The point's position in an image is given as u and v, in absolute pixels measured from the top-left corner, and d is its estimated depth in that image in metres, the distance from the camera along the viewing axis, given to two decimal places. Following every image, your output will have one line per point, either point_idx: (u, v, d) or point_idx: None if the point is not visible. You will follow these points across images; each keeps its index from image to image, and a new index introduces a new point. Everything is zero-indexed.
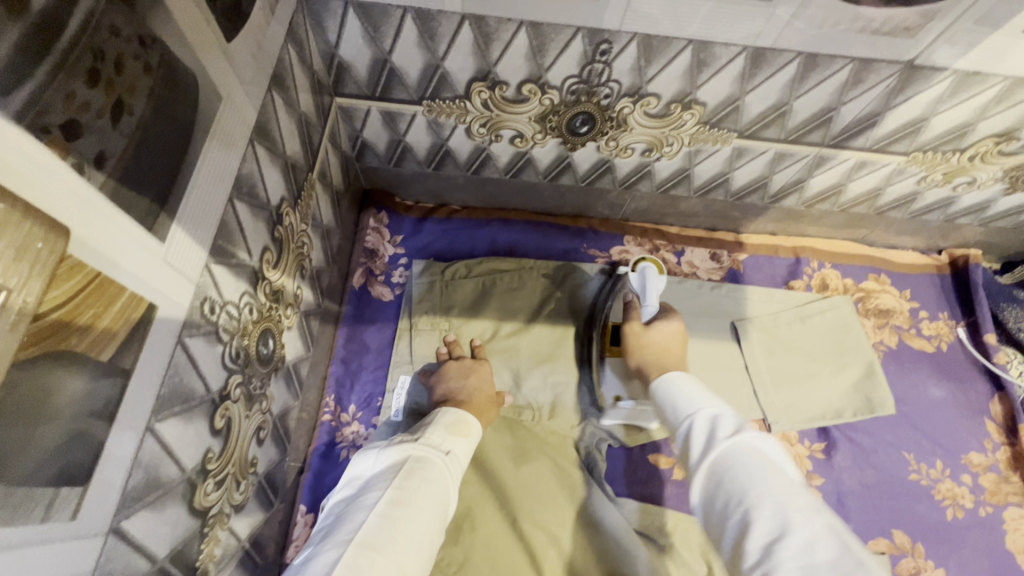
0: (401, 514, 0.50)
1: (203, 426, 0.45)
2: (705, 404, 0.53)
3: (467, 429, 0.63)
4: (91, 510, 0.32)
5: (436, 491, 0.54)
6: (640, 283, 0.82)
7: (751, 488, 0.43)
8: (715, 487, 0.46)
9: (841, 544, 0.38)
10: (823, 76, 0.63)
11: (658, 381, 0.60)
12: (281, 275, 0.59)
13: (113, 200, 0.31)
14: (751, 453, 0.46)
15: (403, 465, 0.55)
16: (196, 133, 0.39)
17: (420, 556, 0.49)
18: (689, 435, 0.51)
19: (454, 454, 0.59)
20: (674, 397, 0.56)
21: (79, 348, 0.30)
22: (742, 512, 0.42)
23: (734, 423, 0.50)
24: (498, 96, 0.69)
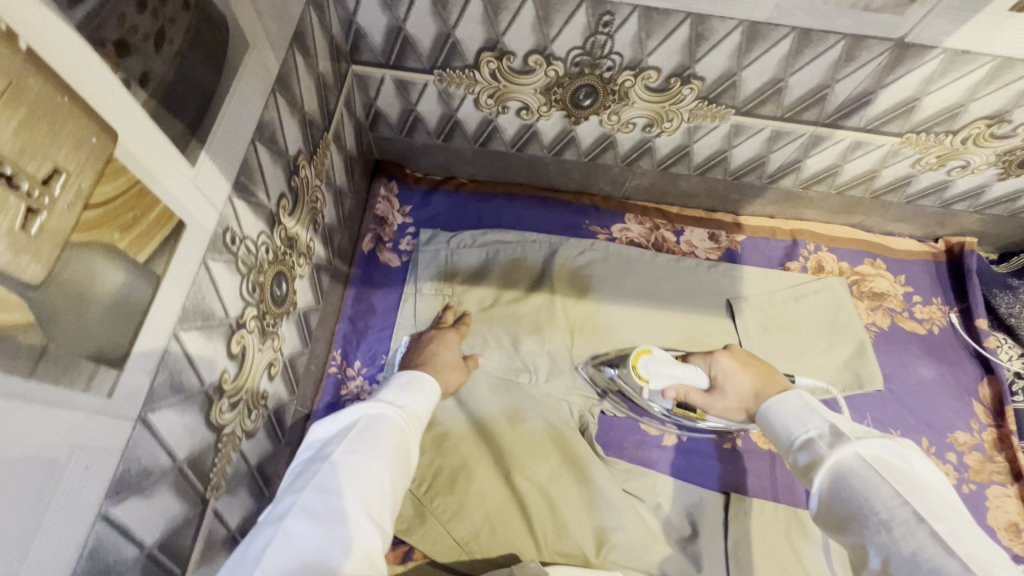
0: (356, 459, 0.54)
1: (221, 347, 0.49)
2: (806, 428, 0.60)
3: (422, 386, 0.67)
4: (125, 393, 0.36)
5: (389, 439, 0.57)
6: (664, 376, 0.77)
7: (860, 507, 0.50)
8: (829, 507, 0.53)
9: (947, 551, 0.43)
10: (816, 52, 0.66)
11: (760, 407, 0.67)
12: (295, 223, 0.63)
13: (154, 118, 0.35)
14: (852, 469, 0.52)
15: (358, 418, 0.58)
16: (224, 72, 0.43)
17: (380, 497, 0.52)
18: (801, 462, 0.58)
19: (407, 408, 0.63)
20: (779, 421, 0.63)
21: (121, 244, 0.34)
22: (857, 529, 0.50)
23: (832, 441, 0.56)
24: (506, 66, 0.73)
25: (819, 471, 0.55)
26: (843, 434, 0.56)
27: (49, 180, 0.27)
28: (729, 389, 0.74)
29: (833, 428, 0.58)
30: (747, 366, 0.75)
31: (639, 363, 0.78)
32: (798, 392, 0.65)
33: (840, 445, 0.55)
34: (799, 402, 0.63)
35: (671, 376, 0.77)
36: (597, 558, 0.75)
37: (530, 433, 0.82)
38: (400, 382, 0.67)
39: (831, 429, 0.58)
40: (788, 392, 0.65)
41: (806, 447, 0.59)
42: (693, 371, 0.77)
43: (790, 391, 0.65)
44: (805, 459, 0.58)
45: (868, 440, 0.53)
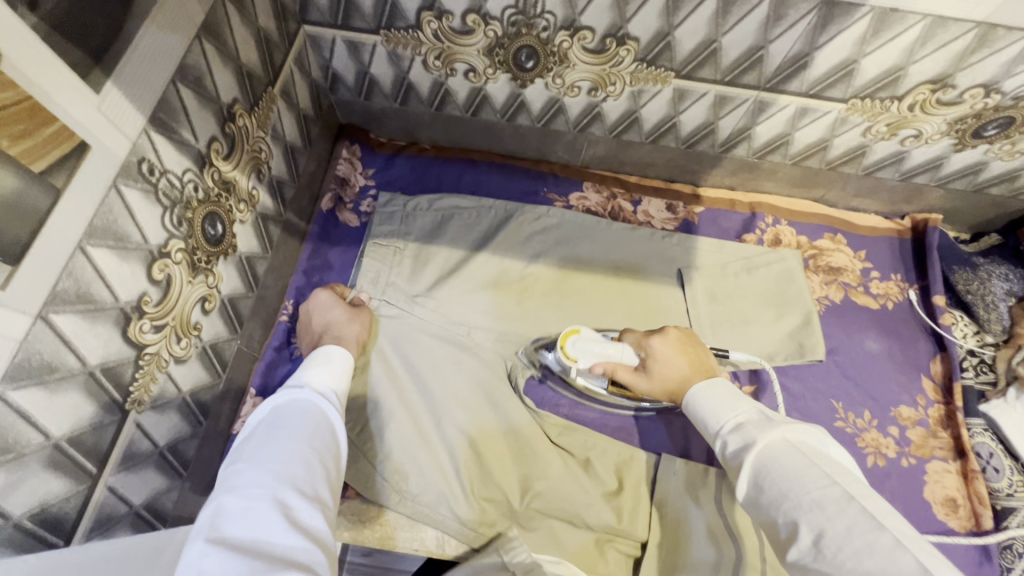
0: (270, 449, 0.57)
1: (139, 270, 0.53)
2: (735, 415, 0.66)
3: (326, 358, 0.74)
4: (22, 289, 0.41)
5: (299, 424, 0.62)
6: (592, 354, 0.79)
7: (792, 487, 0.55)
8: (758, 490, 0.58)
9: (874, 522, 0.49)
10: (743, 10, 0.66)
11: (687, 399, 0.73)
12: (232, 168, 0.67)
13: (46, 41, 0.39)
14: (784, 452, 0.58)
15: (269, 415, 0.62)
16: (133, 11, 0.47)
17: (308, 468, 0.57)
18: (729, 448, 0.64)
19: (312, 386, 0.69)
20: (709, 411, 0.69)
21: (12, 150, 0.38)
22: (790, 508, 0.54)
23: (760, 427, 0.63)
24: (447, 27, 0.75)
25: (749, 454, 0.60)
26: (770, 419, 0.63)
27: None
28: (659, 373, 0.75)
29: (757, 417, 0.65)
30: (682, 356, 0.76)
31: (568, 344, 0.80)
32: (722, 386, 0.71)
33: (769, 430, 0.61)
34: (723, 391, 0.71)
35: (601, 355, 0.79)
36: (522, 505, 0.80)
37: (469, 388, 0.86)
38: (308, 364, 0.73)
39: (757, 416, 0.65)
40: (712, 384, 0.72)
41: (733, 433, 0.65)
42: (625, 351, 0.79)
43: (717, 381, 0.73)
44: (733, 447, 0.64)
45: (793, 427, 0.61)
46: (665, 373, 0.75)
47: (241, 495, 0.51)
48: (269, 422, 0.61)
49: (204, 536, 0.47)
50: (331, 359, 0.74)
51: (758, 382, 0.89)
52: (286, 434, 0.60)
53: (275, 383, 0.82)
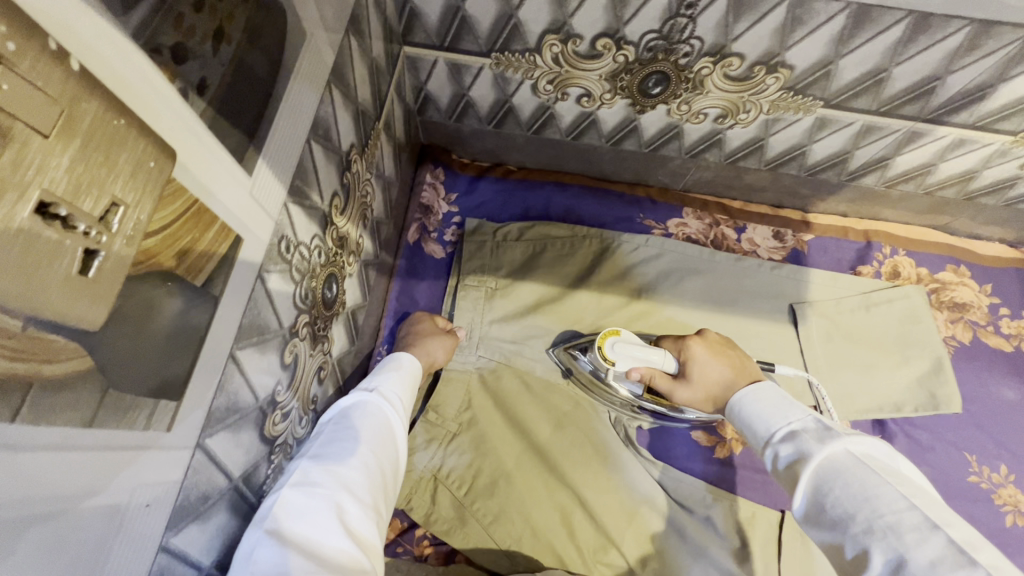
0: (332, 447, 0.51)
1: (275, 358, 0.47)
2: (787, 421, 0.53)
3: (396, 362, 0.66)
4: (184, 423, 0.34)
5: (362, 423, 0.54)
6: (627, 360, 0.69)
7: (860, 508, 0.43)
8: (818, 510, 0.46)
9: (967, 560, 0.37)
10: (933, 39, 0.57)
11: (732, 401, 0.59)
12: (346, 222, 0.60)
13: (211, 129, 0.32)
14: (852, 469, 0.45)
15: (337, 411, 0.56)
16: (282, 71, 0.40)
17: (370, 478, 0.50)
18: (781, 460, 0.50)
19: (384, 384, 0.61)
20: (755, 416, 0.56)
21: (179, 269, 0.31)
22: (858, 531, 0.42)
23: (821, 437, 0.49)
24: (571, 51, 0.66)
25: (808, 471, 0.47)
26: (830, 426, 0.50)
27: (106, 217, 0.24)
28: (701, 380, 0.65)
29: (816, 422, 0.52)
30: (724, 358, 0.66)
31: (604, 347, 0.70)
32: (770, 386, 0.58)
33: (830, 439, 0.48)
34: (774, 394, 0.57)
35: (638, 359, 0.69)
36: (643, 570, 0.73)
37: (573, 441, 0.80)
38: (388, 362, 0.67)
39: (815, 423, 0.52)
40: (761, 386, 0.59)
41: (787, 442, 0.51)
42: (663, 356, 0.68)
43: (763, 384, 0.59)
44: (785, 457, 0.50)
45: (860, 438, 0.48)
46: (709, 381, 0.65)
47: (301, 489, 0.46)
48: (338, 419, 0.54)
49: (264, 525, 0.43)
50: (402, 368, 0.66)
51: (884, 432, 0.83)
52: (357, 435, 0.53)
53: None
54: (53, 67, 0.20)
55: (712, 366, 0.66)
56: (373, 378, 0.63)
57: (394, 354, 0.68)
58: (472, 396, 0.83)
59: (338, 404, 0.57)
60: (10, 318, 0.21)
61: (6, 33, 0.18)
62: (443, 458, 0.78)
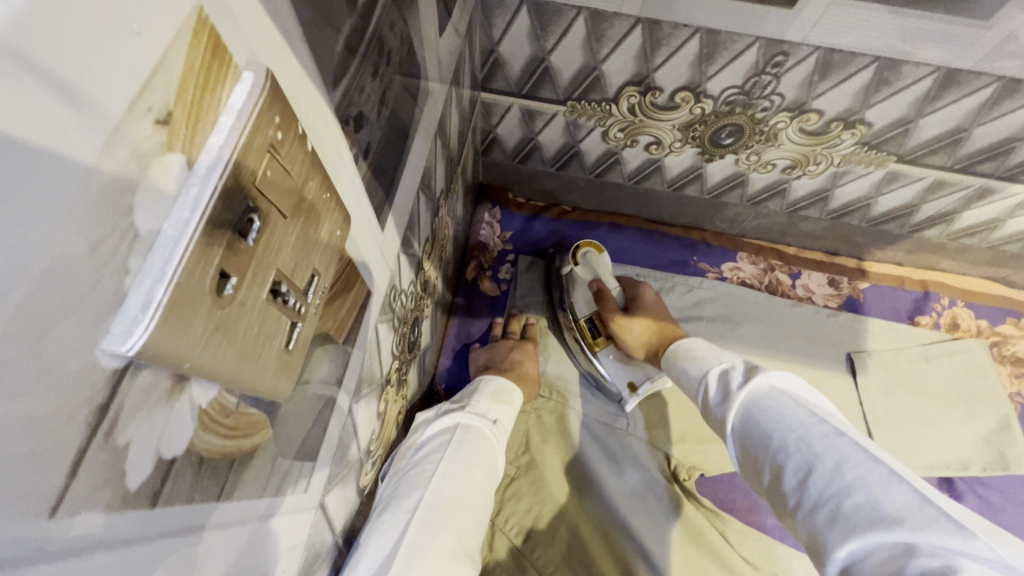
0: (457, 480, 0.50)
1: (374, 408, 0.46)
2: (719, 360, 0.54)
3: (509, 398, 0.66)
4: (315, 482, 0.34)
5: (484, 462, 0.54)
6: (592, 271, 0.82)
7: (777, 424, 0.42)
8: (744, 438, 0.45)
9: (870, 460, 0.36)
10: (1019, 103, 0.58)
11: (668, 353, 0.62)
12: (429, 266, 0.60)
13: (367, 191, 0.32)
14: (768, 390, 0.45)
15: (455, 436, 0.55)
16: (412, 127, 0.40)
17: (472, 519, 0.49)
18: (711, 396, 0.51)
19: (499, 423, 0.61)
20: (692, 360, 0.57)
21: (333, 329, 0.31)
22: (770, 449, 0.41)
23: (747, 369, 0.49)
24: (649, 102, 0.68)
25: (733, 400, 0.47)
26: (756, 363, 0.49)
27: (307, 288, 0.24)
28: (636, 314, 0.74)
29: (743, 361, 0.52)
30: (661, 310, 0.76)
31: (580, 250, 0.84)
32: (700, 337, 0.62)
33: (755, 373, 0.47)
34: (708, 345, 0.58)
35: (598, 276, 0.82)
36: None
37: (634, 489, 0.77)
38: (489, 388, 0.66)
39: (742, 360, 0.51)
40: (693, 339, 0.62)
41: (717, 379, 0.51)
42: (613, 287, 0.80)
43: (698, 338, 0.61)
44: (716, 395, 0.50)
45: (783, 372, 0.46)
46: (642, 318, 0.74)
47: (432, 527, 0.45)
48: (444, 446, 0.54)
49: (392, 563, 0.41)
50: (510, 396, 0.67)
51: (951, 490, 0.81)
52: (464, 467, 0.52)
53: None
54: (299, 148, 0.21)
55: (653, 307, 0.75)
56: (465, 398, 0.64)
57: (504, 380, 0.68)
58: (530, 439, 0.81)
59: (456, 427, 0.57)
60: (231, 396, 0.20)
61: (279, 122, 0.19)
62: (500, 503, 0.76)
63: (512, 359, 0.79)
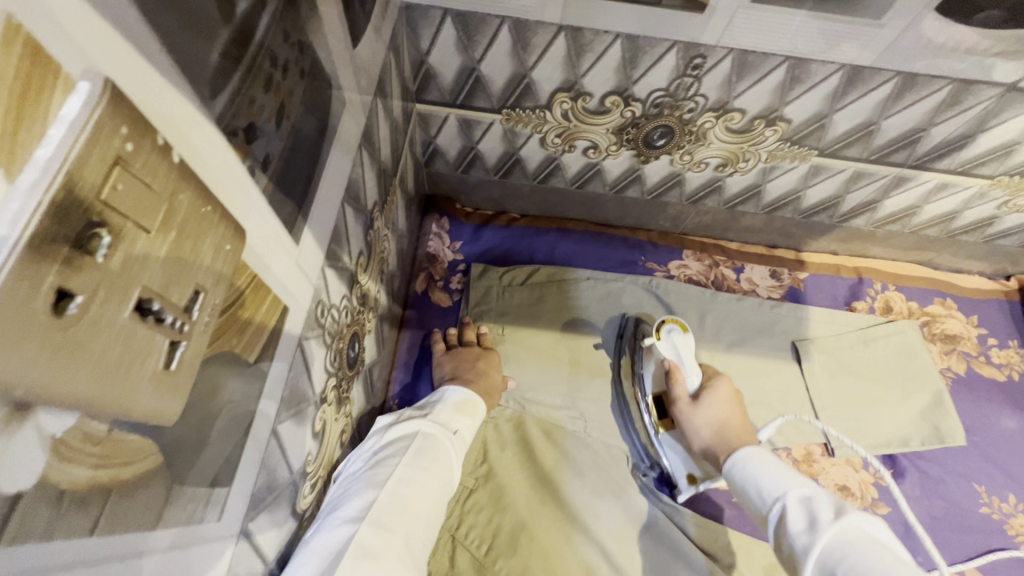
0: (408, 490, 0.50)
1: (307, 429, 0.45)
2: (796, 488, 0.54)
3: (473, 409, 0.64)
4: (232, 510, 0.32)
5: (440, 472, 0.54)
6: (672, 350, 0.78)
7: (868, 561, 0.42)
8: (824, 563, 0.45)
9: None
10: (918, 96, 0.62)
11: (739, 461, 0.62)
12: (367, 279, 0.59)
13: (270, 203, 0.32)
14: (851, 525, 0.46)
15: (412, 443, 0.55)
16: (326, 138, 0.40)
17: (423, 528, 0.50)
18: (789, 518, 0.51)
19: (461, 434, 0.60)
20: (761, 481, 0.58)
21: (238, 348, 0.30)
22: (852, 570, 0.42)
23: (831, 503, 0.49)
24: (580, 107, 0.69)
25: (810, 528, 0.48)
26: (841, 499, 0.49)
27: (190, 305, 0.23)
28: (702, 409, 0.74)
29: (827, 496, 0.52)
30: (734, 408, 0.74)
31: (664, 326, 0.80)
32: (772, 453, 0.62)
33: (842, 510, 0.48)
34: (784, 467, 0.59)
35: (679, 356, 0.78)
36: None
37: (594, 490, 0.77)
38: (453, 396, 0.65)
39: (828, 496, 0.52)
40: (765, 454, 0.61)
41: (799, 504, 0.52)
42: (692, 371, 0.77)
43: (774, 456, 0.61)
44: (792, 521, 0.51)
45: (873, 521, 0.47)
46: (708, 415, 0.73)
47: (378, 535, 0.45)
48: (400, 453, 0.54)
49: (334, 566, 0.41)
50: (473, 411, 0.65)
51: (895, 466, 0.84)
52: (419, 475, 0.52)
53: None
54: (161, 160, 0.20)
55: (724, 402, 0.75)
56: (428, 406, 0.63)
57: (470, 391, 0.66)
58: (488, 448, 0.80)
59: (416, 434, 0.57)
60: (98, 423, 0.19)
61: (126, 134, 0.18)
62: (459, 517, 0.74)
63: (478, 371, 0.77)
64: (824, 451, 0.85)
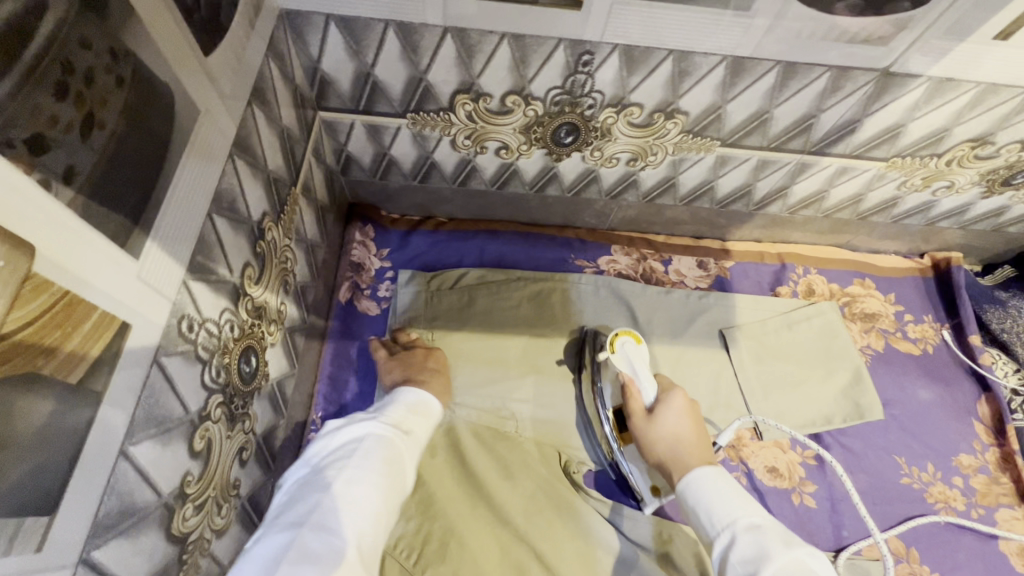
0: (355, 490, 0.53)
1: (181, 448, 0.43)
2: (739, 518, 0.58)
3: (425, 410, 0.67)
4: (59, 539, 0.31)
5: (390, 474, 0.57)
6: (628, 365, 0.77)
7: None
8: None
9: None
10: (801, 84, 0.64)
11: (685, 479, 0.65)
12: (263, 291, 0.58)
13: (83, 217, 0.30)
14: (798, 570, 0.51)
15: (359, 447, 0.58)
16: (172, 147, 0.39)
17: (372, 527, 0.53)
18: (736, 554, 0.55)
19: (413, 435, 0.63)
20: (706, 504, 0.61)
21: (47, 369, 0.29)
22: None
23: (781, 538, 0.55)
24: (483, 108, 0.69)
25: (757, 573, 0.52)
26: (779, 536, 0.55)
27: None
28: (662, 421, 0.71)
29: (769, 523, 0.58)
30: (690, 418, 0.72)
31: (619, 338, 0.79)
32: (724, 470, 0.65)
33: (792, 546, 0.54)
34: (732, 483, 0.63)
35: (634, 371, 0.77)
36: None
37: (525, 490, 0.77)
38: (405, 400, 0.67)
39: (768, 522, 0.57)
40: (716, 473, 0.64)
41: (744, 535, 0.56)
42: (647, 382, 0.75)
43: (718, 469, 0.65)
44: (738, 558, 0.55)
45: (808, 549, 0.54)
46: (665, 427, 0.70)
47: (319, 535, 0.49)
48: (348, 457, 0.56)
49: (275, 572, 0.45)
50: (427, 415, 0.67)
51: (820, 444, 0.86)
52: (370, 479, 0.55)
53: None
54: None
55: (678, 416, 0.72)
56: (377, 410, 0.65)
57: (423, 392, 0.69)
58: None
59: (364, 438, 0.59)
60: None
61: None
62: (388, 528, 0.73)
63: (431, 371, 0.79)
64: (753, 434, 0.86)
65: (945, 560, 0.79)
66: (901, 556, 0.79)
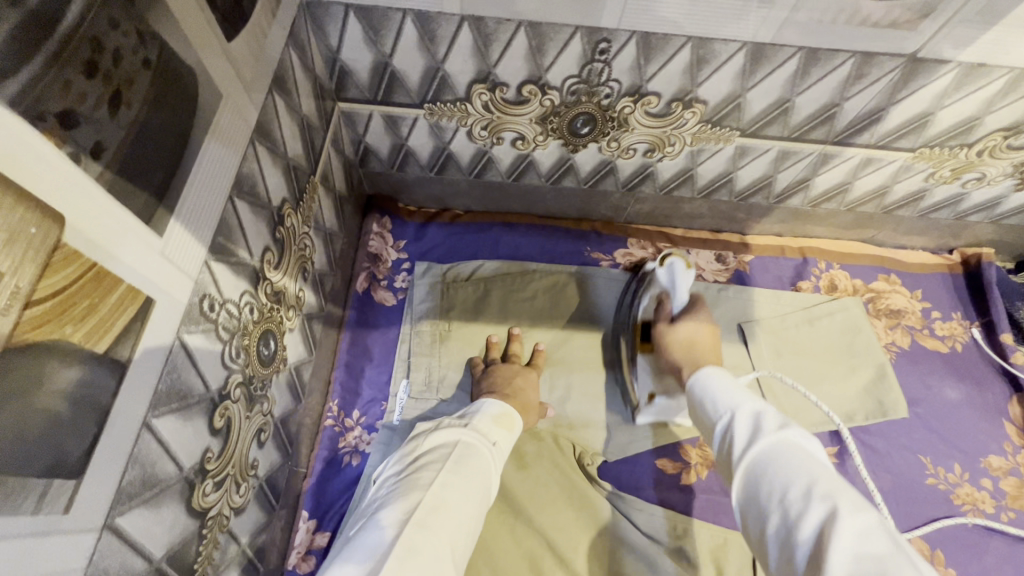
0: (452, 491, 0.55)
1: (202, 425, 0.44)
2: (742, 405, 0.54)
3: (510, 422, 0.68)
4: (85, 504, 0.32)
5: (480, 480, 0.58)
6: (669, 279, 0.77)
7: (796, 479, 0.43)
8: (753, 493, 0.46)
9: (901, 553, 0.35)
10: (823, 71, 0.63)
11: (692, 386, 0.61)
12: (282, 276, 0.59)
13: (109, 191, 0.31)
14: (788, 448, 0.46)
15: (453, 452, 0.60)
16: (196, 130, 0.40)
17: (465, 531, 0.54)
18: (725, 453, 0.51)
19: (499, 446, 0.64)
20: (710, 400, 0.57)
21: (74, 338, 0.30)
22: (782, 518, 0.42)
23: (777, 420, 0.50)
24: (499, 98, 0.69)
25: (743, 463, 0.48)
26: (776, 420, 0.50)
27: None
28: (682, 330, 0.74)
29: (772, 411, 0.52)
30: (710, 335, 0.74)
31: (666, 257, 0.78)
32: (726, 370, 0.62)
33: (786, 427, 0.48)
34: (739, 384, 0.58)
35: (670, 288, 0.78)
36: None
37: (537, 481, 0.77)
38: (490, 409, 0.68)
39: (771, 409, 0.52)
40: (728, 375, 0.60)
41: (740, 421, 0.52)
42: (680, 302, 0.77)
43: (729, 374, 0.61)
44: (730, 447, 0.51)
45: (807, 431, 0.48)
46: (684, 334, 0.73)
47: (422, 532, 0.50)
48: (438, 461, 0.59)
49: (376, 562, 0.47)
50: (510, 427, 0.68)
51: (841, 442, 0.84)
52: (462, 483, 0.57)
53: (327, 502, 0.77)
54: None
55: (699, 335, 0.73)
56: (467, 416, 0.67)
57: (508, 405, 0.70)
58: None
59: (458, 442, 0.61)
60: None
61: None
62: None
63: (517, 387, 0.76)
64: None
65: (972, 564, 0.76)
66: (926, 558, 0.76)
